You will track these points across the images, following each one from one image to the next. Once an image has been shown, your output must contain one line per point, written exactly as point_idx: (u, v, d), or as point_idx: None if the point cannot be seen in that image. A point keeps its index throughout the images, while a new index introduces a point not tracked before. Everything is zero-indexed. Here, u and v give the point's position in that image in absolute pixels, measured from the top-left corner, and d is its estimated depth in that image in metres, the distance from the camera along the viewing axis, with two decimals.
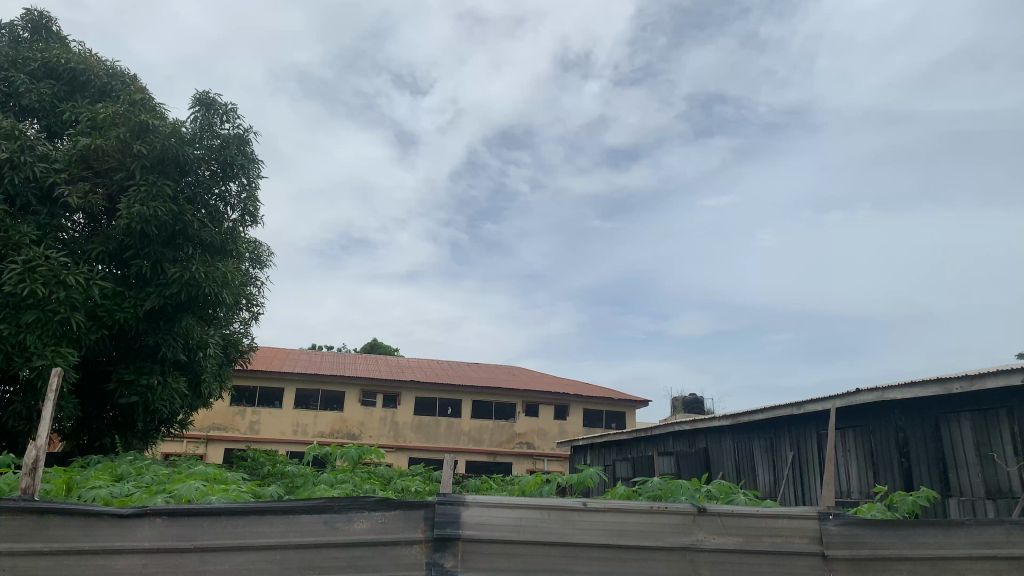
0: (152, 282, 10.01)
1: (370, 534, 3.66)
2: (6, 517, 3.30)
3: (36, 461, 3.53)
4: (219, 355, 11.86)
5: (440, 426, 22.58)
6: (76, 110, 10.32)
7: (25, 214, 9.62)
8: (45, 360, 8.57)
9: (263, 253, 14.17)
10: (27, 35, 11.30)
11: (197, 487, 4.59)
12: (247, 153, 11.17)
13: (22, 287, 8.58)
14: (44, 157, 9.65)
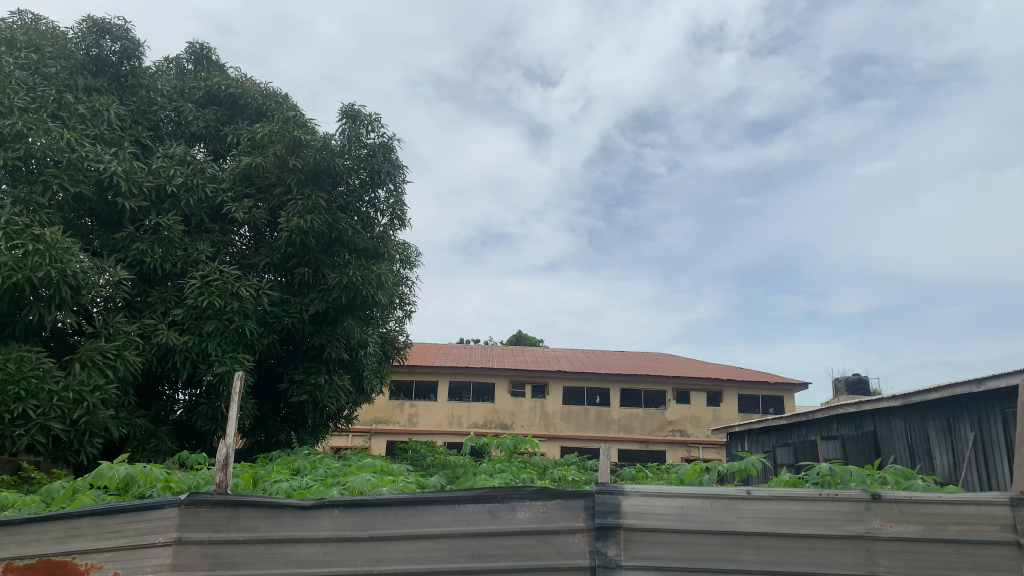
0: (314, 288, 10.59)
1: (533, 523, 3.67)
2: (203, 508, 3.58)
3: (226, 458, 3.86)
4: (378, 353, 12.43)
5: (589, 415, 22.63)
6: (237, 132, 11.14)
7: (200, 231, 10.48)
8: (225, 366, 9.27)
9: (412, 254, 14.69)
10: (191, 66, 12.31)
11: (368, 479, 4.81)
12: (394, 161, 11.49)
13: (202, 299, 9.35)
14: (213, 178, 10.46)
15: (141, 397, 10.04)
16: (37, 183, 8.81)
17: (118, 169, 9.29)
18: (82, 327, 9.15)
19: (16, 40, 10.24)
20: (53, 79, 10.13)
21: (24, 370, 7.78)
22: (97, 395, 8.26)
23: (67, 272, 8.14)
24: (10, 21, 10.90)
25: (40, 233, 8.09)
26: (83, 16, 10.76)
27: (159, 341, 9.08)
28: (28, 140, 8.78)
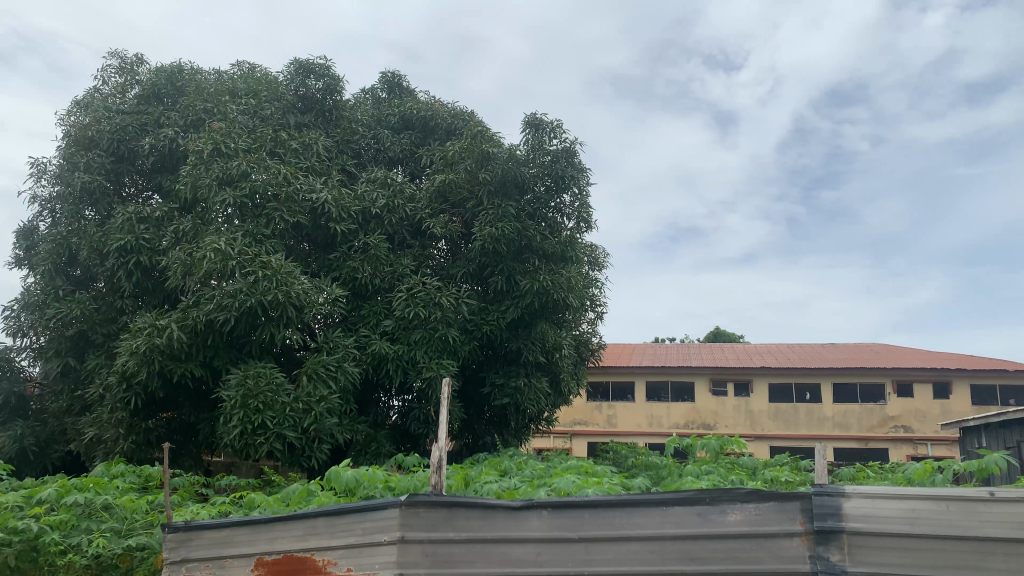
0: (509, 294, 10.89)
1: (745, 526, 3.52)
2: (422, 509, 3.76)
3: (440, 461, 4.05)
4: (573, 355, 12.55)
5: (799, 413, 21.47)
6: (430, 153, 11.70)
7: (403, 247, 11.12)
8: (432, 372, 9.76)
9: (600, 255, 14.72)
10: (385, 94, 13.13)
11: (574, 480, 4.88)
12: (578, 164, 11.51)
13: (408, 310, 9.91)
14: (411, 198, 11.07)
15: (361, 405, 10.83)
16: (262, 216, 9.79)
17: (328, 197, 10.10)
18: (306, 342, 10.02)
19: (237, 89, 11.46)
20: (269, 120, 11.21)
21: (261, 384, 8.71)
22: (324, 404, 9.00)
23: (291, 293, 8.96)
24: (231, 72, 12.21)
25: (267, 260, 8.99)
26: (290, 61, 11.85)
27: (372, 351, 9.76)
28: (252, 178, 9.80)
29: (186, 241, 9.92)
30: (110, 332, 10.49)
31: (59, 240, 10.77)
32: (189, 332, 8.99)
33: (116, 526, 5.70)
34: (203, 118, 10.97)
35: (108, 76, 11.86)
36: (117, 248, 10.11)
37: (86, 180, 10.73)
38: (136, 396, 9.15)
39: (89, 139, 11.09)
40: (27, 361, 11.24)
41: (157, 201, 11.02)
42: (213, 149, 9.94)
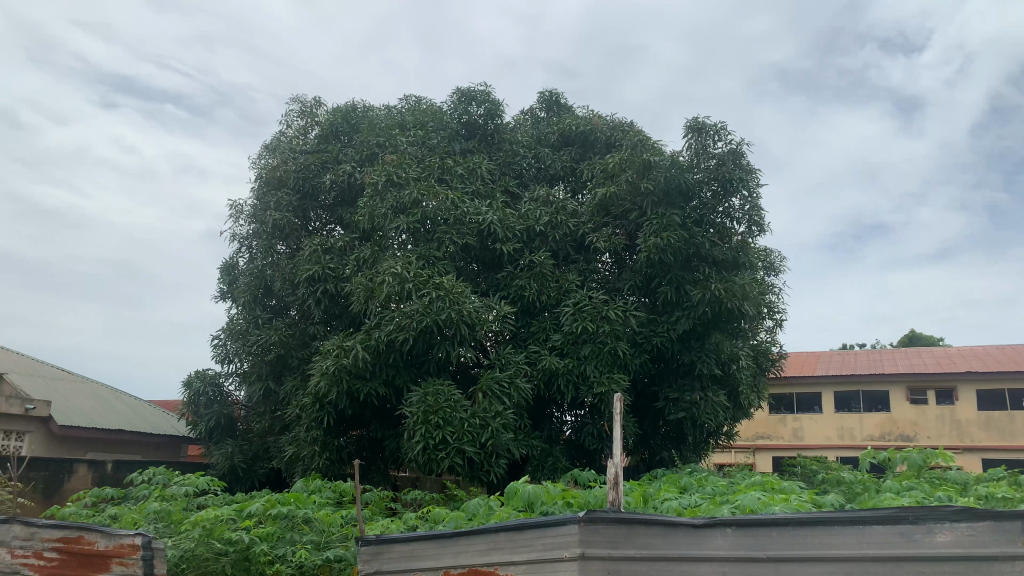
0: (680, 305, 10.63)
1: (959, 548, 3.22)
2: (602, 526, 3.69)
3: (615, 478, 4.00)
4: (751, 366, 12.02)
5: (1015, 421, 19.37)
6: (592, 167, 11.65)
7: (568, 262, 11.16)
8: (604, 387, 9.70)
9: (775, 259, 14.07)
10: (544, 112, 13.31)
11: (759, 497, 4.65)
12: (745, 166, 11.07)
13: (577, 325, 9.93)
14: (575, 213, 11.12)
15: (535, 420, 10.95)
16: (434, 239, 10.19)
17: (493, 218, 10.34)
18: (480, 360, 10.28)
19: (405, 121, 12.05)
20: (436, 148, 11.67)
21: (440, 401, 9.06)
22: (499, 420, 9.18)
23: (463, 312, 9.24)
24: (399, 106, 12.86)
25: (440, 281, 9.34)
26: (452, 90, 12.32)
27: (544, 367, 9.85)
28: (423, 205, 10.27)
29: (366, 268, 10.51)
30: (303, 356, 11.29)
31: (257, 273, 11.76)
32: (372, 353, 9.50)
33: (315, 538, 6.09)
34: (376, 152, 11.62)
35: (292, 120, 12.85)
36: (306, 277, 10.90)
37: (277, 217, 11.66)
38: (328, 414, 9.76)
39: (278, 179, 12.06)
40: (234, 386, 12.32)
41: (339, 232, 11.77)
42: (386, 180, 10.52)
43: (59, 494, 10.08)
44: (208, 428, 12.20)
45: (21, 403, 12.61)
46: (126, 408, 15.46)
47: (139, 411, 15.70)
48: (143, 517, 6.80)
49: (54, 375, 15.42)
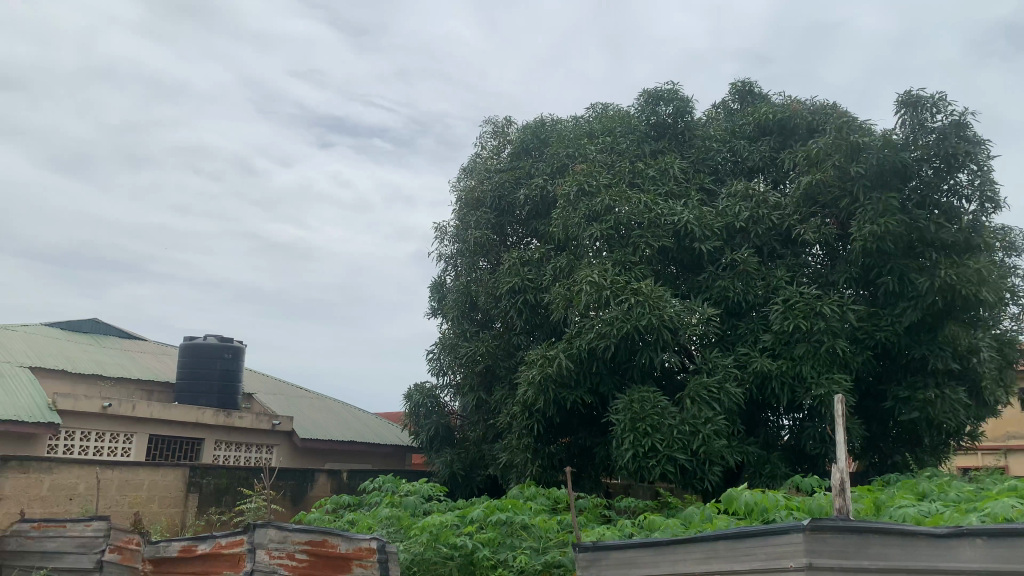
0: (905, 296, 9.78)
1: None
2: (828, 534, 3.44)
3: (842, 484, 3.76)
4: (997, 358, 10.77)
5: None
6: (792, 156, 11.03)
7: (774, 258, 10.66)
8: (823, 388, 9.12)
9: (1015, 237, 12.57)
10: (737, 104, 12.83)
11: (1014, 504, 4.18)
12: (972, 138, 9.99)
13: (787, 323, 9.44)
14: (777, 205, 10.60)
15: (749, 425, 10.53)
16: (630, 245, 10.15)
17: (690, 217, 10.13)
18: (686, 364, 10.07)
19: (594, 130, 12.14)
20: (626, 153, 11.63)
21: (646, 408, 9.00)
22: (711, 425, 8.93)
23: (665, 317, 9.12)
24: (587, 115, 12.96)
25: (638, 286, 9.27)
26: (639, 93, 12.23)
27: (754, 369, 9.47)
28: (616, 211, 10.27)
29: (565, 277, 10.67)
30: (510, 366, 11.65)
31: (462, 289, 12.32)
32: (576, 361, 9.61)
33: (534, 545, 6.26)
34: (567, 163, 11.80)
35: (486, 141, 13.35)
36: (507, 290, 11.29)
37: (477, 235, 12.18)
38: (538, 423, 10.00)
39: (477, 199, 12.58)
40: (449, 397, 12.95)
41: (536, 244, 12.04)
42: (578, 189, 10.67)
43: (304, 501, 11.10)
44: (428, 438, 12.91)
45: (268, 418, 14.03)
46: (354, 421, 16.73)
47: (367, 424, 16.93)
48: (377, 522, 7.34)
49: (295, 393, 17.02)
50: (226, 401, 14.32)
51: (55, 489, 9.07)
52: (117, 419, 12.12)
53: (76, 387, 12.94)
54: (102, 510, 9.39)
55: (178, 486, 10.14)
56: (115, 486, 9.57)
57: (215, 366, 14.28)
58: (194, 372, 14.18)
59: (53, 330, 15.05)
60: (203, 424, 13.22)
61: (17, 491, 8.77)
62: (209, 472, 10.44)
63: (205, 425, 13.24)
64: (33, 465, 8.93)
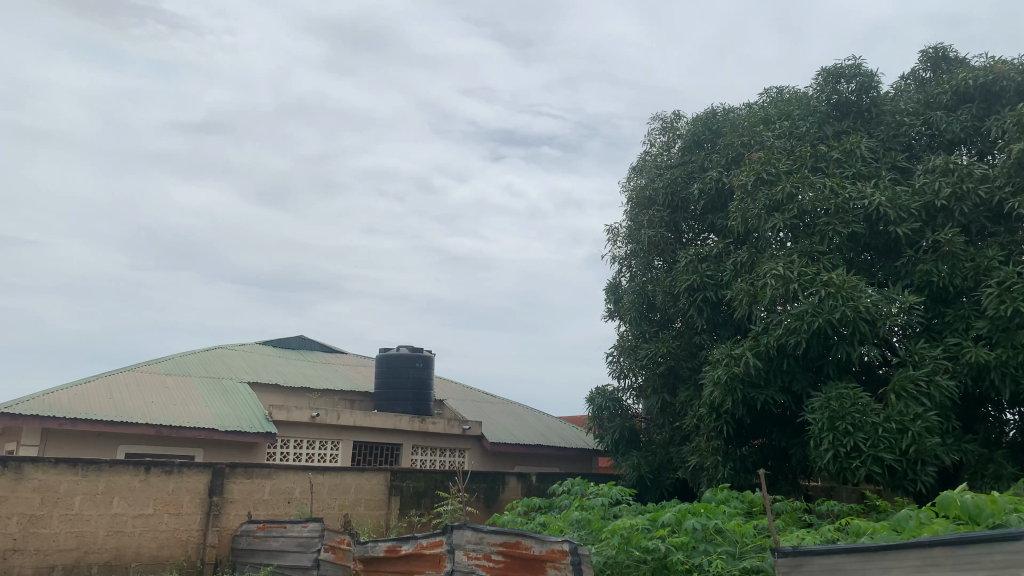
0: None
1: None
2: None
3: None
4: None
5: None
6: (999, 123, 9.92)
7: (984, 237, 9.65)
8: None
9: None
10: (929, 73, 11.78)
11: None
12: None
13: (1004, 308, 8.49)
14: (985, 178, 9.51)
15: (966, 421, 9.60)
16: (816, 234, 9.63)
17: (882, 199, 9.43)
18: (888, 357, 9.37)
19: (769, 116, 11.62)
20: (807, 137, 11.04)
21: (846, 406, 8.48)
22: (921, 422, 8.24)
23: (861, 307, 8.54)
24: (761, 102, 12.43)
25: (829, 277, 8.75)
26: (817, 72, 11.55)
27: (969, 360, 8.63)
28: (799, 198, 9.77)
29: (746, 272, 10.29)
30: (694, 366, 11.40)
31: (639, 290, 12.18)
32: (765, 358, 9.23)
33: (729, 549, 6.06)
34: (742, 153, 11.40)
35: (656, 138, 13.15)
36: (686, 288, 11.06)
37: (652, 234, 12.03)
38: (726, 423, 9.69)
39: (649, 197, 12.43)
40: (631, 399, 12.86)
41: (714, 239, 11.70)
42: (756, 179, 10.26)
43: (498, 503, 11.46)
44: (613, 441, 12.88)
45: (458, 423, 14.59)
46: (539, 424, 17.01)
47: (552, 427, 17.17)
48: (568, 525, 7.44)
49: (482, 399, 17.59)
50: (420, 408, 15.03)
51: (275, 493, 9.93)
52: (324, 427, 13.14)
53: (288, 399, 14.12)
54: (316, 511, 10.18)
55: (381, 490, 10.79)
56: (327, 489, 10.34)
57: (408, 375, 15.04)
58: (389, 381, 15.02)
59: (265, 348, 16.53)
60: (400, 430, 13.97)
61: (244, 494, 9.72)
62: (408, 476, 11.02)
63: (401, 431, 13.98)
64: (256, 471, 9.84)
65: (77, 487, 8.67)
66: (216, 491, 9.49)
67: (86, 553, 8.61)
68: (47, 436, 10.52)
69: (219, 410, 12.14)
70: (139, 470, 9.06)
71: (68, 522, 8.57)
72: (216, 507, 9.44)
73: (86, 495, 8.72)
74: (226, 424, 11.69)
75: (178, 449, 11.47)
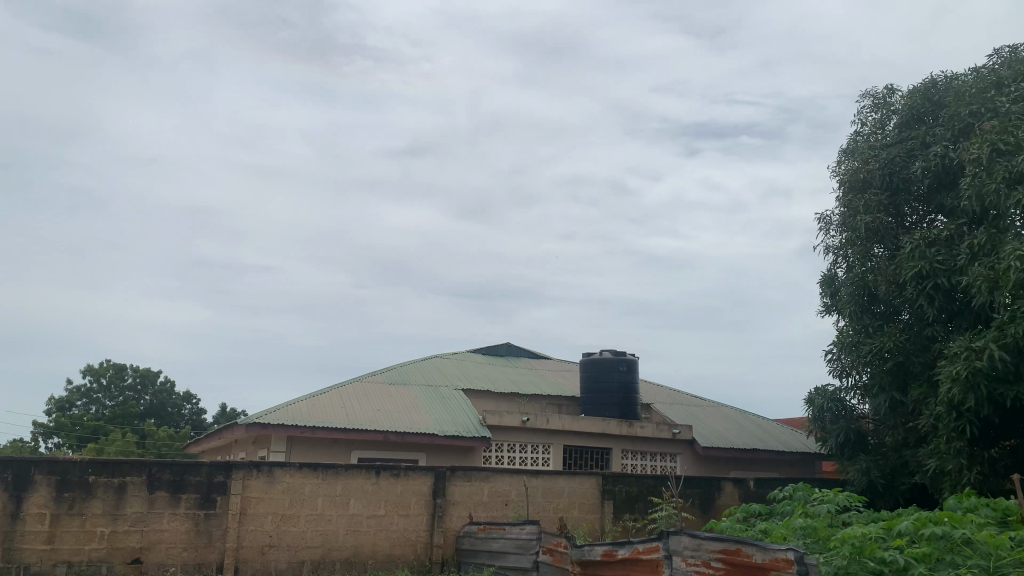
0: None
1: None
2: None
3: None
4: None
5: None
6: None
7: None
8: None
9: None
10: None
11: None
12: None
13: None
14: None
15: None
16: None
17: None
18: None
19: (1003, 78, 10.39)
20: None
21: None
22: None
23: None
24: (991, 63, 11.13)
25: None
26: None
27: None
28: None
29: (986, 255, 9.26)
30: (927, 361, 10.44)
31: (858, 281, 11.34)
32: (1014, 351, 8.27)
33: (982, 563, 5.47)
34: (972, 124, 10.29)
35: (866, 115, 12.17)
36: (913, 276, 10.16)
37: (868, 220, 11.16)
38: (970, 423, 8.77)
39: (863, 180, 11.52)
40: (856, 399, 11.98)
41: (943, 221, 10.66)
42: (991, 151, 9.20)
43: (714, 509, 11.13)
44: (838, 444, 12.07)
45: (668, 427, 14.37)
46: (754, 427, 16.34)
47: (767, 430, 16.43)
48: (791, 532, 7.04)
49: (691, 401, 17.21)
50: (627, 411, 14.96)
51: (494, 495, 10.32)
52: (535, 432, 13.46)
53: (500, 405, 14.63)
54: (532, 514, 10.45)
55: (594, 494, 10.86)
56: (541, 492, 10.58)
57: (614, 379, 15.03)
58: (596, 385, 15.09)
59: (476, 356, 17.25)
60: (609, 434, 14.00)
61: (465, 497, 10.18)
62: (620, 480, 11.00)
63: (611, 435, 14.01)
64: (474, 475, 10.27)
65: (319, 489, 9.52)
66: (439, 493, 10.01)
67: (330, 549, 9.44)
68: (292, 443, 11.64)
69: (437, 417, 12.83)
70: (370, 473, 9.79)
71: (313, 521, 9.44)
72: (439, 509, 9.96)
73: (327, 496, 9.55)
74: (445, 430, 12.32)
75: (403, 453, 12.24)
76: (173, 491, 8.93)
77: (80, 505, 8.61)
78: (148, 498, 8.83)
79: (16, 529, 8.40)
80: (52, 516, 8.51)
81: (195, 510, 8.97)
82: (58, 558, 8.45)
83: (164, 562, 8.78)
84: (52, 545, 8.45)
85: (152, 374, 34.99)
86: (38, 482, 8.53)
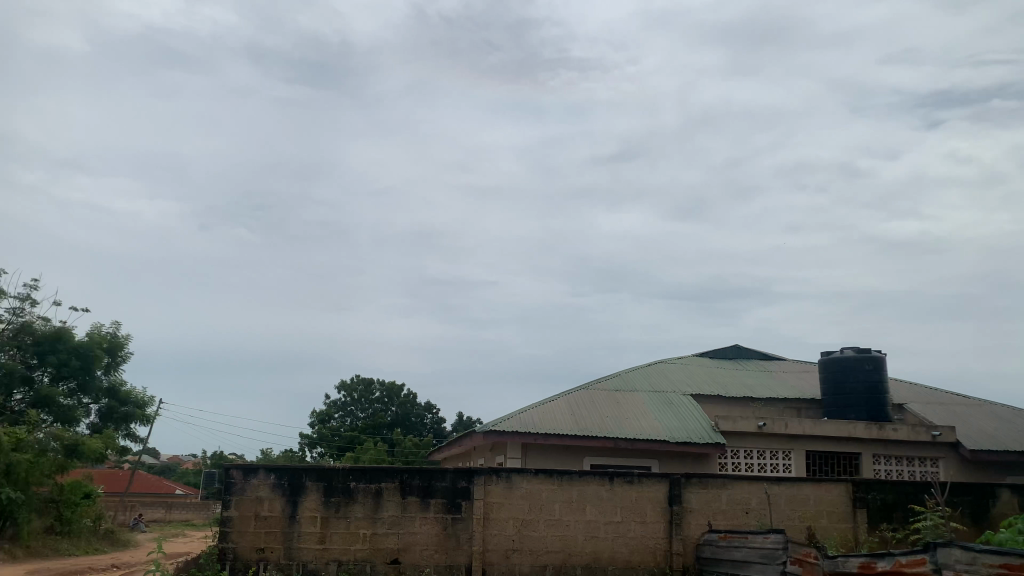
0: None
1: None
2: None
3: None
4: None
5: None
6: None
7: None
8: None
9: None
10: None
11: None
12: None
13: None
14: None
15: None
16: None
17: None
18: None
19: None
20: None
21: None
22: None
23: None
24: None
25: None
26: None
27: None
28: None
29: None
30: None
31: None
32: None
33: None
34: None
35: None
36: None
37: None
38: None
39: None
40: None
41: None
42: None
43: (989, 520, 9.95)
44: None
45: (926, 430, 13.08)
46: None
47: None
48: None
49: (950, 400, 15.58)
50: (876, 414, 13.83)
51: (733, 503, 9.94)
52: (773, 437, 12.85)
53: (732, 410, 14.13)
54: (776, 523, 9.95)
55: (844, 501, 10.14)
56: (784, 500, 10.04)
57: (858, 379, 13.97)
58: (838, 386, 14.12)
59: (704, 360, 16.82)
60: (857, 438, 13.01)
61: (703, 504, 9.91)
62: (873, 487, 10.18)
63: (859, 439, 13.00)
64: (710, 481, 9.97)
65: (556, 495, 9.73)
66: (675, 500, 9.84)
67: (570, 555, 9.61)
68: (527, 450, 11.99)
69: (668, 423, 12.64)
70: (605, 479, 9.84)
71: (553, 527, 9.65)
72: (676, 516, 9.78)
73: (564, 501, 9.73)
74: (677, 436, 12.10)
75: (635, 460, 12.19)
76: (422, 496, 9.55)
77: (345, 508, 9.47)
78: (401, 503, 9.51)
79: (294, 529, 9.41)
80: (322, 518, 9.43)
81: (444, 514, 9.52)
82: (329, 557, 9.35)
83: (419, 564, 9.41)
84: (323, 545, 9.37)
85: (397, 388, 37.82)
86: (309, 488, 9.51)
